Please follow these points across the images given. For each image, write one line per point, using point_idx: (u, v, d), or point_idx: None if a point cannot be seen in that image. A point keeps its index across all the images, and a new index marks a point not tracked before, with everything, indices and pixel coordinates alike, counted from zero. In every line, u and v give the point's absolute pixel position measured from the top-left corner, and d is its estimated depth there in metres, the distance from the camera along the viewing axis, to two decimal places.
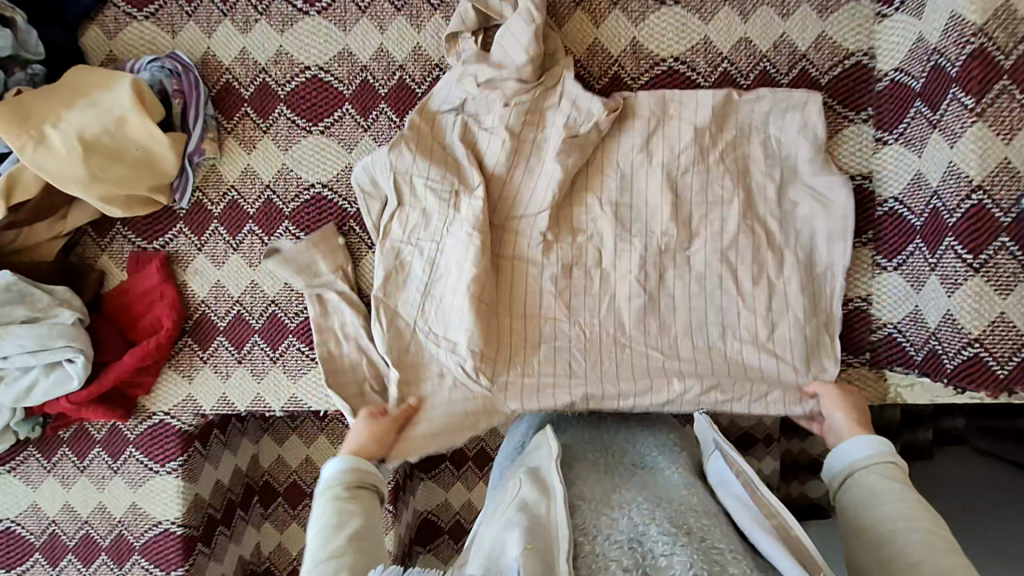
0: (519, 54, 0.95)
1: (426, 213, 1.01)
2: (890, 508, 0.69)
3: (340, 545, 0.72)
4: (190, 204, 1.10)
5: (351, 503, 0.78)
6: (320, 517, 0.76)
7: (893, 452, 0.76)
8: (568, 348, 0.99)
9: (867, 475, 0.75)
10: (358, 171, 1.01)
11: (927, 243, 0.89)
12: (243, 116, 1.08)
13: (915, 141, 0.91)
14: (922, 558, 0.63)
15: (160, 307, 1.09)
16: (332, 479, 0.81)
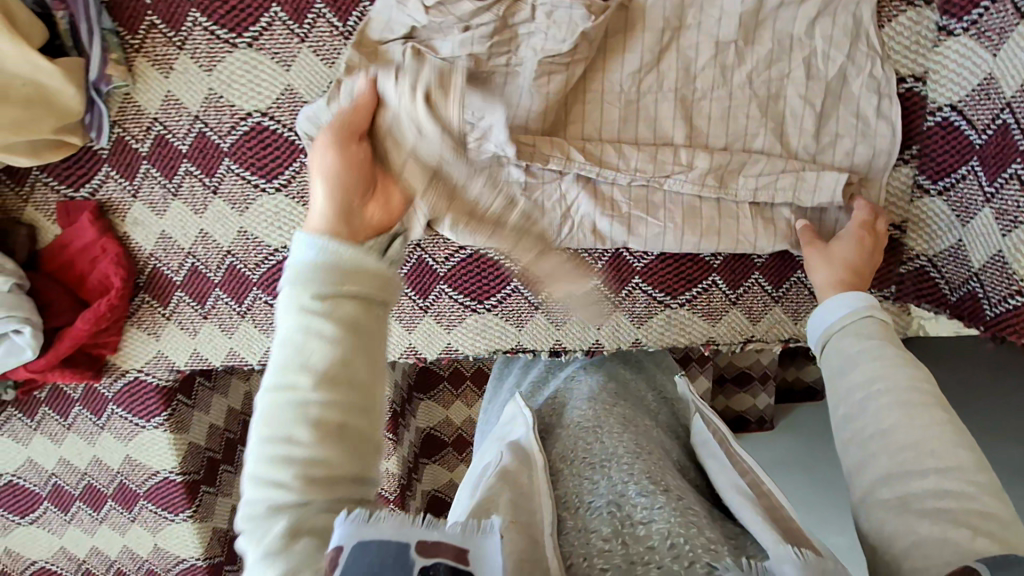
0: None
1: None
2: (861, 364, 0.62)
3: (296, 414, 0.50)
4: (112, 142, 0.92)
5: (317, 338, 0.51)
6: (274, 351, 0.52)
7: (865, 310, 0.68)
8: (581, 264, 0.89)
9: (840, 339, 0.67)
10: (301, 123, 0.85)
11: (986, 168, 0.74)
12: (149, 28, 0.87)
13: (990, 34, 0.73)
14: (893, 427, 0.56)
15: (103, 264, 0.97)
16: (295, 279, 0.53)
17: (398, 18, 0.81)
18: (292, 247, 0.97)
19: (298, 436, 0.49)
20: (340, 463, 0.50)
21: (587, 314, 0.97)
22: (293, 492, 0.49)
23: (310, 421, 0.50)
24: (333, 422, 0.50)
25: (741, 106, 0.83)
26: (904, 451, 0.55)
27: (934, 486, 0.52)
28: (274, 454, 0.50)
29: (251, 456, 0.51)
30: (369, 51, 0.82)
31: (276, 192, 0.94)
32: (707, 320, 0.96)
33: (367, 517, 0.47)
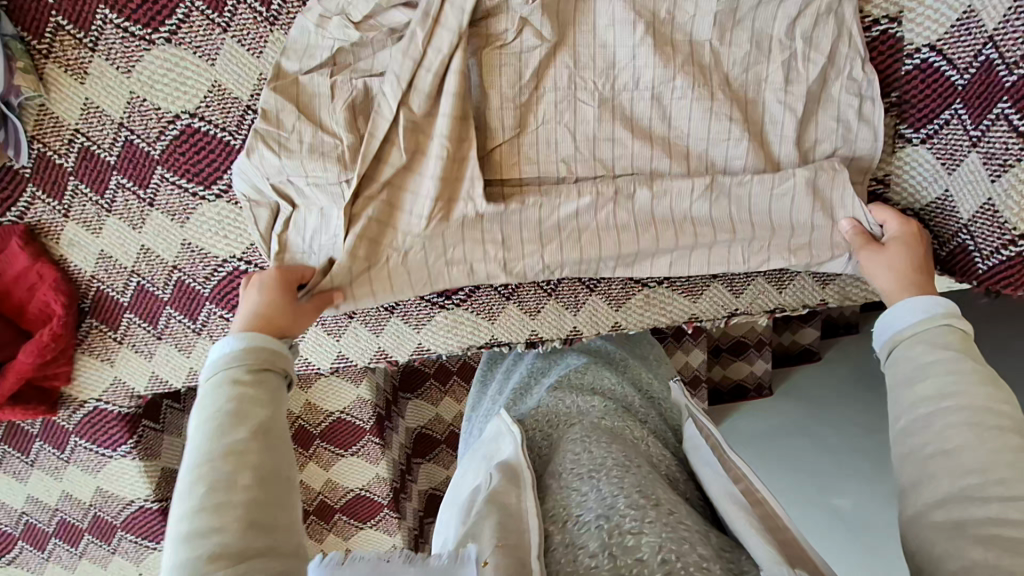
0: None
1: (314, 189, 0.79)
2: (930, 376, 0.55)
3: (230, 464, 0.49)
4: (33, 159, 0.85)
5: (252, 405, 0.55)
6: (202, 422, 0.53)
7: (951, 316, 0.59)
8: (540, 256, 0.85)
9: (911, 347, 0.59)
10: (238, 182, 0.81)
11: (969, 110, 0.71)
12: (54, 29, 0.79)
13: None
14: (959, 446, 0.49)
15: (42, 291, 0.90)
16: (220, 362, 0.58)
17: (316, 43, 0.76)
18: (241, 257, 0.90)
19: (233, 484, 0.48)
20: (279, 505, 0.49)
21: (561, 301, 0.93)
22: (229, 534, 0.45)
23: (248, 468, 0.50)
24: (270, 468, 0.51)
25: (707, 65, 0.76)
26: (967, 474, 0.47)
27: (994, 513, 0.44)
28: (209, 504, 0.47)
29: (177, 523, 0.47)
30: (286, 84, 0.77)
31: (217, 199, 0.87)
32: (688, 297, 0.92)
33: (340, 560, 0.54)
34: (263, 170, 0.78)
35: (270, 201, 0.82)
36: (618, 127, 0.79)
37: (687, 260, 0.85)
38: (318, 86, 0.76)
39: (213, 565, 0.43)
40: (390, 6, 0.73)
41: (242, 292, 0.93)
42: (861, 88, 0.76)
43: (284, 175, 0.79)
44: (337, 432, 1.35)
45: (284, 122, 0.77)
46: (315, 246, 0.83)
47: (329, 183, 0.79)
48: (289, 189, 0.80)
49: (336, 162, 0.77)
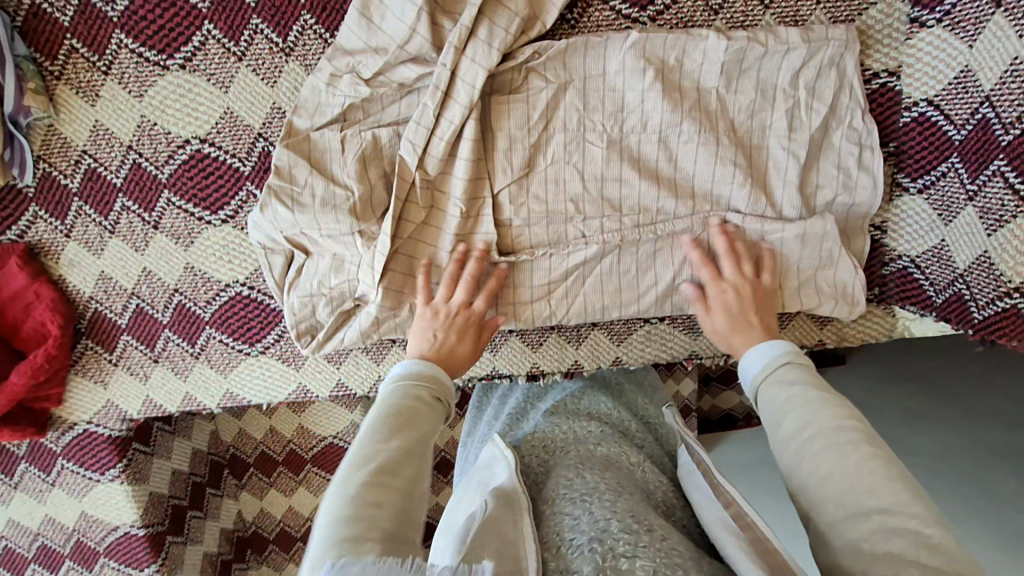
0: None
1: (328, 238, 0.80)
2: (790, 412, 0.54)
3: (398, 458, 0.53)
4: (37, 178, 0.85)
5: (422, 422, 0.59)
6: (381, 409, 0.58)
7: (790, 353, 0.61)
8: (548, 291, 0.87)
9: (768, 387, 0.60)
10: (252, 232, 0.83)
11: (966, 165, 0.71)
12: (69, 53, 0.79)
13: (965, 25, 0.70)
14: (829, 470, 0.48)
15: (38, 311, 0.89)
16: (403, 374, 0.64)
17: (328, 101, 0.77)
18: (244, 282, 0.90)
19: (397, 469, 0.53)
20: (418, 504, 0.53)
21: (564, 335, 0.93)
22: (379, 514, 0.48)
23: (410, 462, 0.54)
24: (422, 469, 0.55)
25: (713, 111, 0.78)
26: (845, 493, 0.46)
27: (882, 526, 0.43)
28: (374, 478, 0.51)
29: (342, 480, 0.52)
30: (298, 141, 0.78)
31: (223, 223, 0.87)
32: (689, 333, 0.93)
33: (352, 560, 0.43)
34: (275, 223, 0.79)
35: (283, 248, 0.84)
36: (625, 166, 0.81)
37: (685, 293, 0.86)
38: (329, 141, 0.78)
39: (369, 529, 0.47)
40: (399, 62, 0.75)
41: (242, 318, 0.92)
42: (861, 137, 0.79)
43: (297, 228, 0.79)
44: (325, 458, 1.32)
45: (296, 177, 0.78)
46: (323, 290, 0.83)
47: (342, 234, 0.79)
48: (301, 239, 0.81)
49: (348, 213, 0.77)
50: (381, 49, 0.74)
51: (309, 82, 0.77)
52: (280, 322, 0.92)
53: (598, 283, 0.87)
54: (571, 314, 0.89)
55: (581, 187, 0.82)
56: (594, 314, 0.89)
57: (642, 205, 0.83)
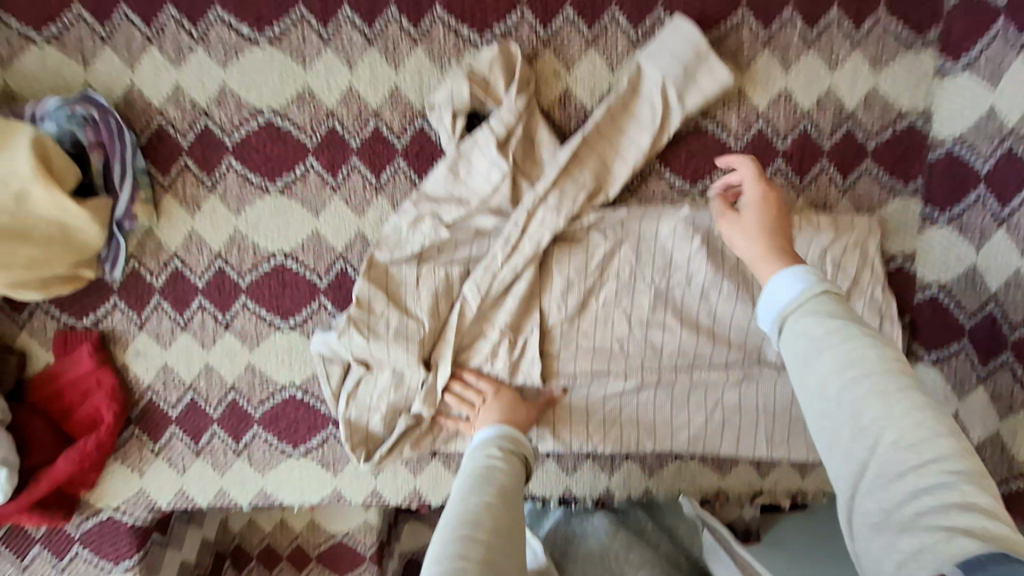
0: (504, 156, 0.81)
1: (391, 362, 0.87)
2: (826, 350, 0.49)
3: (489, 496, 0.65)
4: (125, 274, 0.91)
5: (503, 469, 0.71)
6: (466, 473, 0.70)
7: (823, 281, 0.54)
8: (586, 420, 0.93)
9: (798, 319, 0.52)
10: (315, 344, 0.88)
11: (978, 351, 0.81)
12: (182, 170, 0.88)
13: (971, 231, 0.82)
14: (876, 423, 0.46)
15: (96, 397, 0.92)
16: (482, 443, 0.77)
17: (408, 238, 0.86)
18: (300, 385, 0.94)
19: (481, 512, 0.63)
20: (507, 543, 0.61)
21: (598, 462, 0.97)
22: (482, 538, 0.59)
23: (493, 506, 0.64)
24: (506, 513, 0.64)
25: (750, 275, 0.88)
26: (893, 449, 0.45)
27: (919, 488, 0.43)
28: (464, 522, 0.61)
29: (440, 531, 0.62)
30: (377, 274, 0.85)
31: (290, 330, 0.93)
32: (717, 470, 0.97)
33: None
34: (348, 348, 0.85)
35: (342, 359, 0.90)
36: (669, 315, 0.89)
37: (716, 434, 0.92)
38: (405, 275, 0.86)
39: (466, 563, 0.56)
40: (479, 212, 0.84)
41: (291, 418, 0.95)
42: (882, 308, 0.87)
43: (367, 351, 0.85)
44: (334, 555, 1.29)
45: (375, 308, 0.85)
46: (381, 404, 0.89)
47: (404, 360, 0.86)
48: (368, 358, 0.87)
49: (418, 345, 0.86)
50: (463, 196, 0.84)
51: (393, 219, 0.86)
52: (327, 424, 0.96)
53: (635, 417, 0.93)
54: (606, 443, 0.93)
55: (627, 328, 0.90)
56: (630, 446, 0.93)
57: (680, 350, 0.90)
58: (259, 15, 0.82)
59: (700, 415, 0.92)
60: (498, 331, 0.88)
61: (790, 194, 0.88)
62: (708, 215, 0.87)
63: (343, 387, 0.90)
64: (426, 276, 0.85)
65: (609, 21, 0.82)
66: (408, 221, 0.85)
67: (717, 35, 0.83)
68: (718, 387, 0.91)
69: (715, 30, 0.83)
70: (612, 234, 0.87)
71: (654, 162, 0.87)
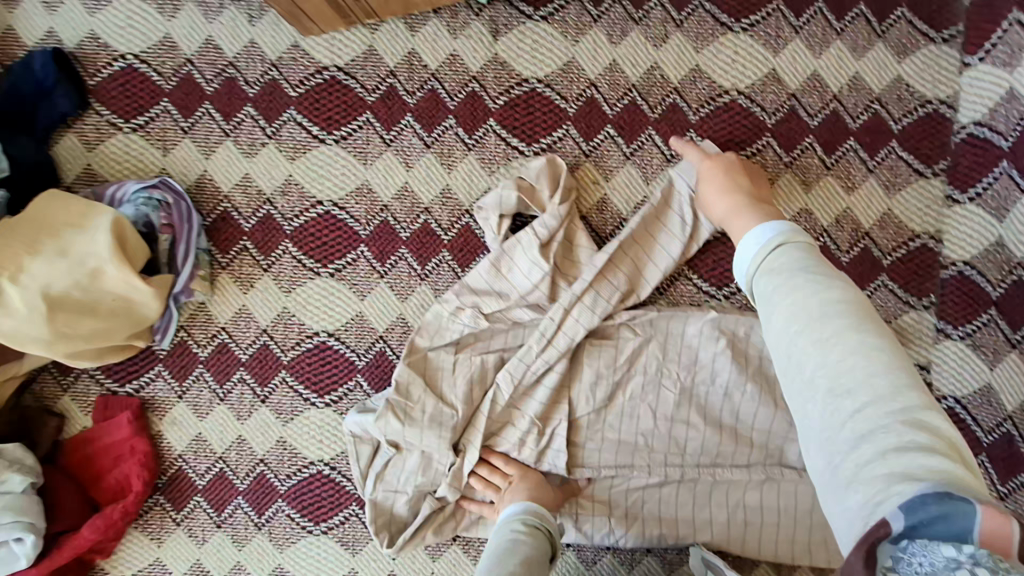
0: (544, 254, 0.88)
1: (423, 445, 0.89)
2: (779, 304, 0.57)
3: (516, 569, 0.73)
4: (173, 344, 0.95)
5: (527, 543, 0.79)
6: (495, 548, 0.79)
7: (777, 234, 0.63)
8: (609, 514, 0.93)
9: (766, 270, 0.61)
10: (348, 423, 0.91)
11: (996, 467, 0.86)
12: (240, 251, 0.95)
13: (985, 350, 0.89)
14: (816, 369, 0.52)
15: (128, 465, 0.94)
16: (511, 519, 0.84)
17: (449, 325, 0.91)
18: (328, 462, 0.96)
19: None
20: None
21: (618, 557, 0.96)
22: None
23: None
24: None
25: (772, 377, 0.92)
26: (839, 397, 0.50)
27: (859, 433, 0.47)
28: None
29: None
30: (417, 359, 0.90)
31: (325, 406, 0.95)
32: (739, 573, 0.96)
33: None
34: (386, 433, 0.88)
35: (373, 439, 0.92)
36: (693, 412, 0.92)
37: (737, 534, 0.92)
38: (443, 360, 0.90)
39: None
40: (518, 306, 0.90)
41: (316, 495, 0.96)
42: None
43: (400, 437, 0.88)
44: None
45: (412, 393, 0.89)
46: (408, 487, 0.90)
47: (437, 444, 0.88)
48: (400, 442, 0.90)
49: (450, 430, 0.88)
50: (503, 288, 0.89)
51: (435, 307, 0.91)
52: (350, 503, 0.96)
53: (658, 514, 0.93)
54: (627, 538, 0.93)
55: (652, 421, 0.93)
56: (651, 542, 0.93)
57: (704, 447, 0.92)
58: (330, 118, 0.94)
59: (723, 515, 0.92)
60: (529, 419, 0.91)
61: None
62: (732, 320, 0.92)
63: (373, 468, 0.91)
64: (461, 364, 0.90)
65: (643, 140, 0.92)
66: (450, 309, 0.91)
67: (739, 157, 0.93)
68: (741, 487, 0.92)
69: (737, 153, 0.92)
70: (640, 332, 0.92)
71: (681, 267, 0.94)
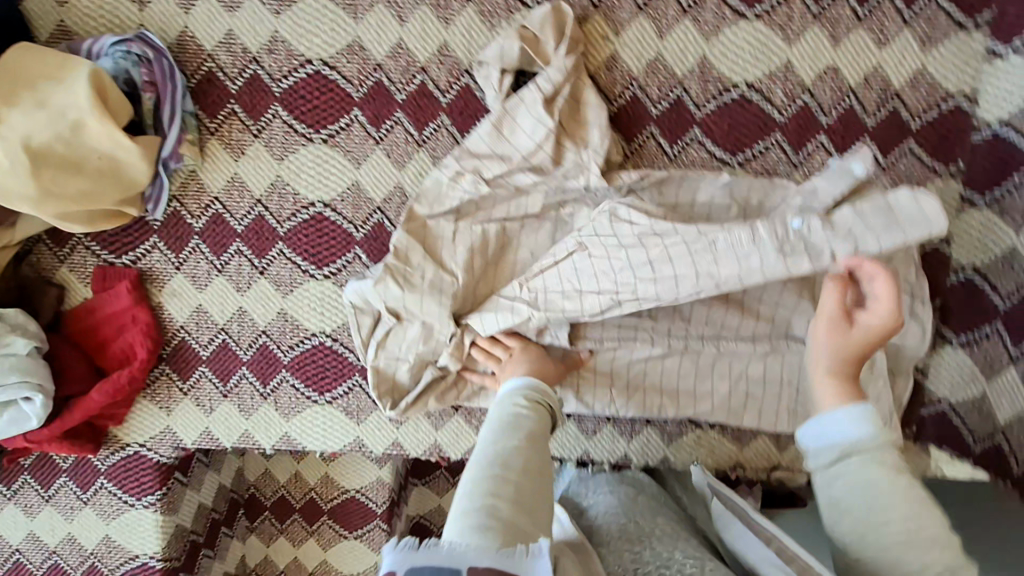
0: (548, 114, 0.82)
1: (423, 314, 0.87)
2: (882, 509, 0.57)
3: (518, 441, 0.64)
4: (166, 214, 0.93)
5: (528, 415, 0.70)
6: (494, 418, 0.69)
7: (882, 430, 0.61)
8: (609, 385, 0.94)
9: (865, 463, 0.59)
10: (348, 293, 0.90)
11: (1009, 331, 0.79)
12: (228, 115, 0.90)
13: (1014, 214, 0.80)
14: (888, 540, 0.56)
15: (132, 334, 0.94)
16: (510, 392, 0.74)
17: (447, 193, 0.87)
18: (329, 334, 0.96)
19: (505, 464, 0.61)
20: (535, 493, 0.61)
21: (617, 427, 0.98)
22: (511, 485, 0.60)
23: (520, 455, 0.63)
24: (535, 466, 0.63)
25: None
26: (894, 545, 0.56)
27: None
28: (492, 472, 0.61)
29: (467, 477, 0.62)
30: (415, 226, 0.87)
31: (324, 279, 0.94)
32: (736, 443, 0.97)
33: (416, 545, 0.53)
34: (385, 298, 0.87)
35: (373, 310, 0.91)
36: None
37: (737, 406, 0.92)
38: (442, 228, 0.87)
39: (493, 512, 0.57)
40: (519, 170, 0.85)
41: (319, 366, 0.97)
42: (914, 289, 0.88)
43: (401, 304, 0.87)
44: (345, 510, 1.33)
45: (411, 258, 0.87)
46: (409, 355, 0.90)
47: (436, 310, 0.87)
48: (402, 310, 0.88)
49: (450, 296, 0.86)
50: (504, 152, 0.85)
51: (434, 173, 0.88)
52: (353, 374, 0.97)
53: (659, 386, 0.93)
54: (627, 410, 0.94)
55: None
56: (651, 413, 0.94)
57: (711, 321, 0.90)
58: None
59: (725, 385, 0.92)
60: None
61: None
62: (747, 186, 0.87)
63: (373, 338, 0.91)
64: (461, 231, 0.87)
65: None
66: (449, 175, 0.87)
67: (764, 8, 0.84)
68: (745, 359, 0.91)
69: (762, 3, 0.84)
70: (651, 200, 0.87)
71: (695, 131, 0.88)
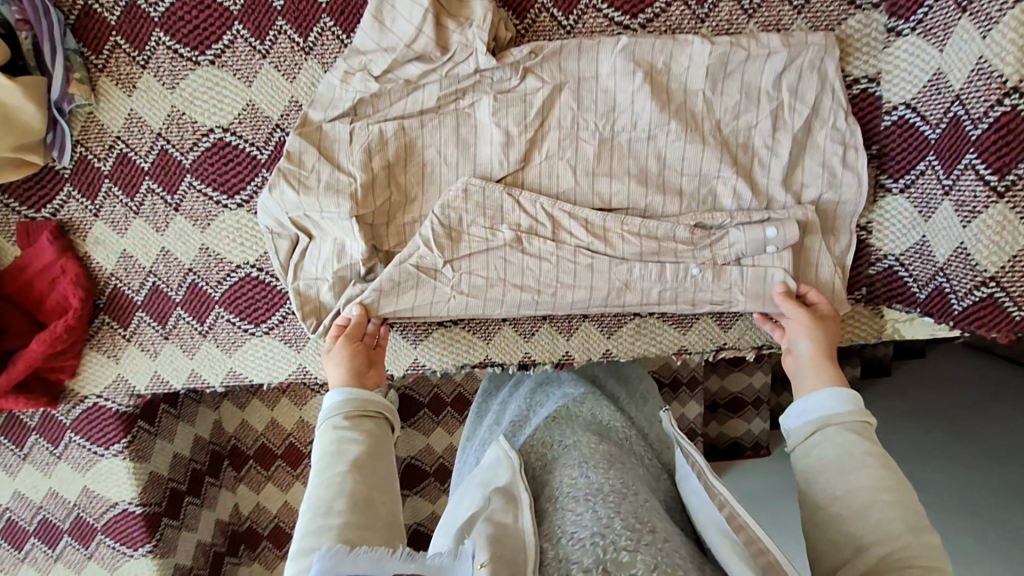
0: None
1: (327, 221, 0.85)
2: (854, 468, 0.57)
3: (342, 474, 0.60)
4: (74, 161, 0.92)
5: (353, 436, 0.66)
6: (318, 452, 0.64)
7: (853, 407, 0.64)
8: None
9: (840, 432, 0.62)
10: (261, 217, 0.88)
11: (942, 161, 0.74)
12: (112, 48, 0.88)
13: (936, 31, 0.74)
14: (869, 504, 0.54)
15: (63, 285, 0.95)
16: (329, 412, 0.69)
17: (340, 96, 0.84)
18: (254, 264, 0.95)
19: (331, 508, 0.57)
20: (373, 521, 0.57)
21: (555, 325, 0.95)
22: (340, 521, 0.56)
23: (346, 491, 0.59)
24: (364, 496, 0.59)
25: (699, 112, 0.82)
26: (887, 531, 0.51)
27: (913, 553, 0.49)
28: (318, 523, 0.56)
29: (298, 534, 0.56)
30: (310, 130, 0.85)
31: (238, 208, 0.93)
32: (677, 329, 0.94)
33: (346, 551, 0.47)
34: (283, 205, 0.85)
35: (289, 234, 0.89)
36: (616, 164, 0.84)
37: None
38: (339, 131, 0.85)
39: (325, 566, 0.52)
40: (406, 60, 0.81)
41: (250, 298, 0.97)
42: (844, 137, 0.82)
43: (301, 210, 0.85)
44: None
45: (305, 161, 0.84)
46: (327, 273, 0.88)
47: (341, 218, 0.84)
48: (305, 222, 0.87)
49: (348, 197, 0.83)
50: (388, 43, 0.80)
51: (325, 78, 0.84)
52: (283, 300, 0.97)
53: None
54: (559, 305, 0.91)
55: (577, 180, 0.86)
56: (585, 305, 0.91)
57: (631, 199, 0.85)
58: None
59: None
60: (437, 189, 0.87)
61: (735, 19, 0.82)
62: (650, 46, 0.81)
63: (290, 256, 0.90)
64: (357, 133, 0.84)
65: None
66: (338, 78, 0.83)
67: None
68: None
69: None
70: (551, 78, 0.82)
71: None
